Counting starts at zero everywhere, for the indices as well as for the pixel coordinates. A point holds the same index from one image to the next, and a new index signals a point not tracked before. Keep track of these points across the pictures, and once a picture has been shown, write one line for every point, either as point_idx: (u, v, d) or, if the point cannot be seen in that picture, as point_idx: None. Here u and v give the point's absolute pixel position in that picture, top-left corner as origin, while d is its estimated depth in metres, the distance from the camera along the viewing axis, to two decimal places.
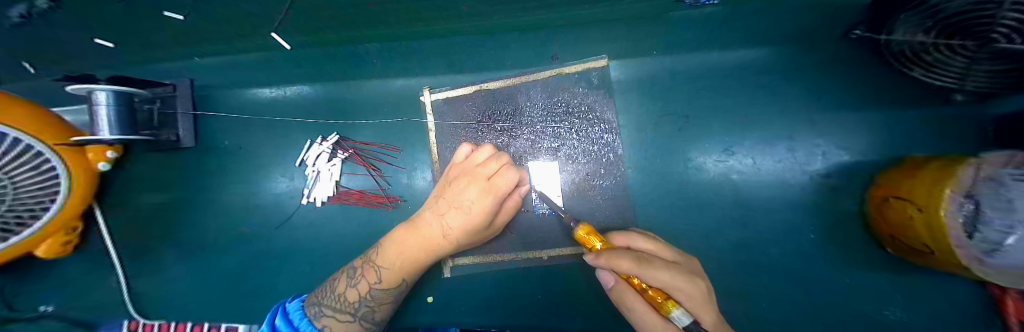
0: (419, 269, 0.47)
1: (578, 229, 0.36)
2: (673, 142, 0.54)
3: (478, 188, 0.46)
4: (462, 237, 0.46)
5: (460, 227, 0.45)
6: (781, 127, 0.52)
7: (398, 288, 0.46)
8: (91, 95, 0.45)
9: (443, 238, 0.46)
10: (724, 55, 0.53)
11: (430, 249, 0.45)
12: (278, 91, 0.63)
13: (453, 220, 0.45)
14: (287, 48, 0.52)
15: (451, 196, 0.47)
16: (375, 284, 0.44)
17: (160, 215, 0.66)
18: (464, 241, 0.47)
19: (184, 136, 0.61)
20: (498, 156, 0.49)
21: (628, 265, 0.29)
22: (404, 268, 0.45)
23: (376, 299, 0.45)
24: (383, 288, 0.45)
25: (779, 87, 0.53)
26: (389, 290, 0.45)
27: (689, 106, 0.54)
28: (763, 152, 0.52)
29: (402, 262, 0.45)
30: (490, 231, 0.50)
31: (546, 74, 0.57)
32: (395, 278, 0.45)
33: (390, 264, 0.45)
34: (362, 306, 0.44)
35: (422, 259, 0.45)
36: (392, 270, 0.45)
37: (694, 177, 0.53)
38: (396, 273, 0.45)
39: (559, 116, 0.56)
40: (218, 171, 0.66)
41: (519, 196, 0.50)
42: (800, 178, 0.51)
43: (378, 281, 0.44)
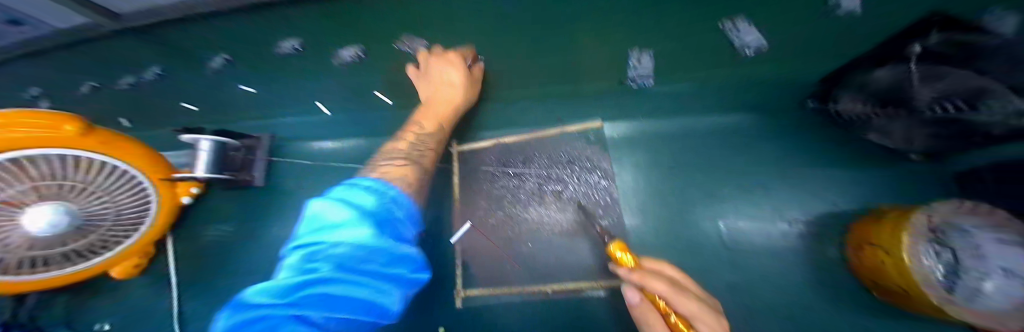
0: (447, 122, 0.59)
1: (613, 245, 0.44)
2: (663, 189, 0.62)
3: (453, 65, 0.57)
4: (470, 82, 0.59)
5: (461, 71, 0.57)
6: (756, 177, 0.60)
7: (434, 135, 0.57)
8: (198, 143, 0.61)
9: (454, 94, 0.58)
10: (698, 118, 0.64)
11: (445, 86, 0.57)
12: (335, 143, 0.78)
13: (451, 74, 0.57)
14: (326, 113, 0.75)
15: (433, 72, 0.58)
16: (421, 131, 0.56)
17: (220, 242, 0.78)
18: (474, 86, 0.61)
19: (257, 176, 0.76)
20: (459, 51, 0.59)
21: (664, 287, 0.34)
22: (436, 111, 0.57)
23: (431, 137, 0.56)
24: (428, 132, 0.56)
25: (750, 144, 0.62)
26: (430, 137, 0.56)
27: (673, 158, 0.64)
28: (744, 199, 0.59)
29: (431, 115, 0.57)
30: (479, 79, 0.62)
31: (551, 131, 0.69)
32: (435, 122, 0.57)
33: (423, 115, 0.58)
34: (414, 150, 0.53)
35: (428, 126, 0.57)
36: (428, 119, 0.57)
37: (685, 219, 0.60)
38: (434, 121, 0.57)
39: (562, 165, 0.67)
40: (274, 205, 0.79)
41: (480, 67, 0.61)
42: (781, 225, 0.56)
43: (423, 129, 0.56)
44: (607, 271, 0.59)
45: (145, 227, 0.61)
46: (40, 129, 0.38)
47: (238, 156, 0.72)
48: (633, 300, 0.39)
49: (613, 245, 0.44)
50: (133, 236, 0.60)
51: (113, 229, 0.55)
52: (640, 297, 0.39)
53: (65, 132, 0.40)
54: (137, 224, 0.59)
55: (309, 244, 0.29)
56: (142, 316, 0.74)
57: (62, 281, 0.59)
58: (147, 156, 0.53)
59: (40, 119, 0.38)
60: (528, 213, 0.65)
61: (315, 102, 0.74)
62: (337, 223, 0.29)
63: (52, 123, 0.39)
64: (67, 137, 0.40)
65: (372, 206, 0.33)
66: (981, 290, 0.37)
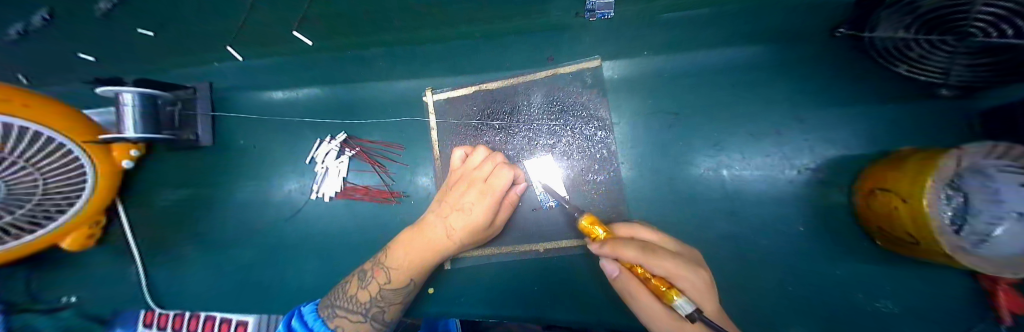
0: (430, 266, 0.49)
1: (581, 220, 0.40)
2: (666, 140, 0.56)
3: (477, 190, 0.49)
4: (465, 238, 0.49)
5: (464, 228, 0.48)
6: (770, 123, 0.53)
7: (401, 288, 0.47)
8: (119, 96, 0.49)
9: (448, 239, 0.48)
10: (712, 54, 0.55)
11: (441, 250, 0.48)
12: (289, 93, 0.67)
13: (456, 221, 0.48)
14: (240, 60, 0.60)
15: (456, 204, 0.49)
16: (385, 285, 0.47)
17: (177, 211, 0.70)
18: (468, 241, 0.50)
19: (203, 135, 0.66)
20: (493, 157, 0.52)
21: (633, 254, 0.33)
22: (414, 268, 0.48)
23: (387, 299, 0.47)
24: (394, 288, 0.47)
25: (768, 84, 0.54)
26: (400, 290, 0.48)
27: (679, 103, 0.56)
28: (754, 147, 0.53)
29: (412, 265, 0.47)
30: (492, 230, 0.52)
31: (541, 74, 0.60)
32: (404, 277, 0.47)
33: (398, 265, 0.47)
34: (373, 306, 0.47)
35: (424, 261, 0.48)
36: (400, 270, 0.47)
37: (687, 173, 0.54)
38: (404, 273, 0.47)
39: (554, 114, 0.59)
40: (231, 168, 0.70)
41: (516, 194, 0.52)
42: (789, 173, 0.52)
43: (388, 282, 0.47)
44: None
45: (83, 196, 0.52)
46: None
47: (175, 112, 0.60)
48: (613, 272, 0.38)
49: (584, 217, 0.40)
50: (73, 205, 0.51)
51: (49, 199, 0.46)
52: (619, 269, 0.38)
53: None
54: (77, 192, 0.50)
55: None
56: (111, 288, 0.69)
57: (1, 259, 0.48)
58: (57, 118, 0.46)
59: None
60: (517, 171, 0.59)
61: (229, 49, 0.55)
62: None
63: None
64: None
65: None
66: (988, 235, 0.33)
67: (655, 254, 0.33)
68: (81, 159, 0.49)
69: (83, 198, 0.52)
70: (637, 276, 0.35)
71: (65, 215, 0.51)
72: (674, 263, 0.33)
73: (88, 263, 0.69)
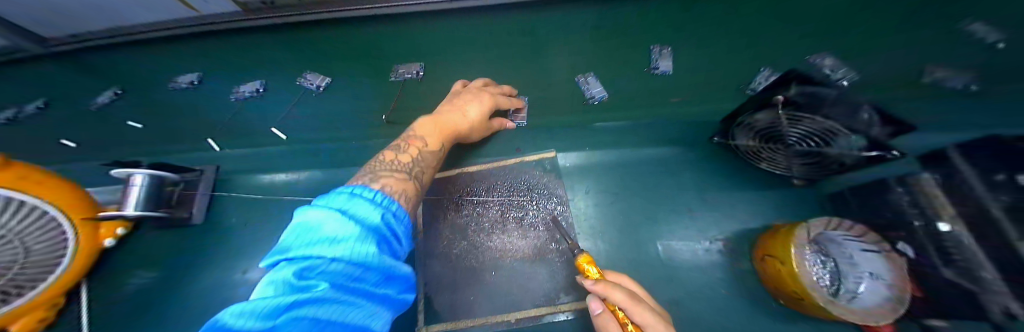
0: (448, 141, 0.57)
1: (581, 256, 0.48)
2: (612, 214, 0.69)
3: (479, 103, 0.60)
4: (478, 124, 0.61)
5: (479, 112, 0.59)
6: (685, 202, 0.69)
7: (435, 156, 0.54)
8: (129, 176, 0.58)
9: (464, 120, 0.58)
10: (636, 151, 0.73)
11: (456, 132, 0.58)
12: (291, 175, 0.78)
13: (472, 109, 0.59)
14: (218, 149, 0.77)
15: (463, 101, 0.60)
16: (423, 147, 0.52)
17: (141, 290, 0.69)
18: (477, 131, 0.62)
19: (197, 212, 0.72)
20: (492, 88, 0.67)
21: (623, 297, 0.39)
22: (443, 134, 0.56)
23: (427, 159, 0.52)
24: (431, 149, 0.53)
25: (680, 172, 0.71)
26: (434, 153, 0.54)
27: (618, 185, 0.71)
28: (678, 221, 0.67)
29: (447, 133, 0.56)
30: (480, 130, 0.64)
31: (511, 161, 0.75)
32: (437, 142, 0.55)
33: (428, 132, 0.55)
34: (415, 165, 0.49)
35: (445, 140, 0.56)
36: (433, 136, 0.55)
37: (630, 241, 0.66)
38: (439, 138, 0.55)
39: (522, 192, 0.72)
40: (215, 244, 0.73)
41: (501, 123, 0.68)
42: (707, 243, 0.64)
43: (425, 145, 0.53)
44: (567, 295, 0.62)
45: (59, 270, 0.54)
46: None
47: (174, 192, 0.68)
48: (597, 309, 0.45)
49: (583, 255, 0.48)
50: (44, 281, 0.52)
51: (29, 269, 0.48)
52: (602, 308, 0.45)
53: None
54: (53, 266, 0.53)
55: (308, 240, 0.26)
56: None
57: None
58: (62, 191, 0.52)
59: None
60: (492, 240, 0.68)
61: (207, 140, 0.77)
62: (336, 237, 0.25)
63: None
64: None
65: None
66: (855, 292, 0.51)
67: (642, 305, 0.39)
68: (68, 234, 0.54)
69: (61, 270, 0.55)
70: (618, 318, 0.42)
71: (34, 291, 0.51)
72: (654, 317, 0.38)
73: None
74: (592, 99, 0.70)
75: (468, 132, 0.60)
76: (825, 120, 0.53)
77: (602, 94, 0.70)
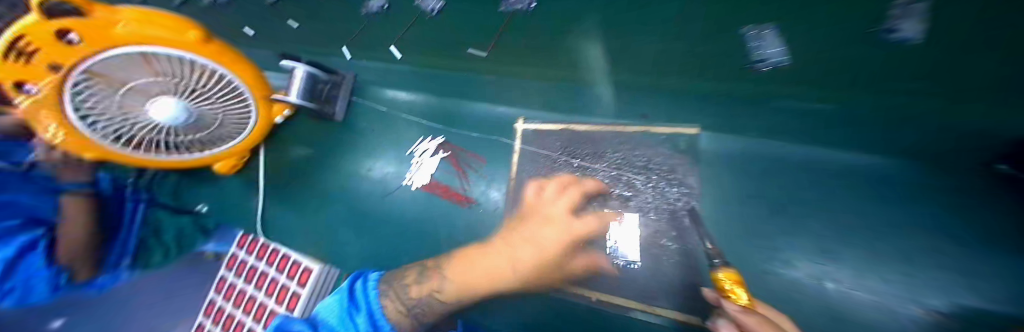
0: (491, 293, 0.55)
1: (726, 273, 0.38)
2: (755, 227, 0.53)
3: (558, 229, 0.53)
4: (528, 274, 0.53)
5: (533, 259, 0.52)
6: (900, 244, 0.45)
7: (456, 303, 0.55)
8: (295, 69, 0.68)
9: (511, 269, 0.53)
10: (822, 153, 0.54)
11: (502, 276, 0.54)
12: (408, 95, 0.79)
13: (523, 252, 0.53)
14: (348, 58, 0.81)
15: (518, 236, 0.56)
16: (437, 291, 0.55)
17: (293, 163, 0.86)
18: (528, 276, 0.53)
19: (338, 112, 0.80)
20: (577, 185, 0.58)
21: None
22: (467, 283, 0.55)
23: (431, 306, 0.55)
24: (444, 298, 0.55)
25: (899, 201, 0.48)
26: (442, 302, 0.55)
27: (779, 193, 0.54)
28: (877, 271, 0.45)
29: (469, 285, 0.54)
30: (560, 276, 0.53)
31: (633, 128, 0.63)
32: (455, 295, 0.55)
33: (456, 276, 0.56)
34: (418, 304, 0.54)
35: (482, 279, 0.54)
36: (454, 283, 0.55)
37: (771, 266, 0.50)
38: (457, 289, 0.55)
39: (638, 168, 0.59)
40: (343, 144, 0.82)
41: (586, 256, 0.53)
42: (914, 310, 0.42)
43: (439, 290, 0.55)
44: (667, 298, 0.49)
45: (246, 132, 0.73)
46: (170, 30, 0.47)
47: (325, 90, 0.78)
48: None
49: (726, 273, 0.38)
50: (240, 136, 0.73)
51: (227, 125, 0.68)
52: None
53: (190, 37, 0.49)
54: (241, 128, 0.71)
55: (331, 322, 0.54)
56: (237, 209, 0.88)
57: (179, 163, 0.73)
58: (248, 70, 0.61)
59: (170, 24, 0.48)
60: (585, 212, 0.56)
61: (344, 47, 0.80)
62: None
63: (181, 27, 0.49)
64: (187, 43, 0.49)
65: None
66: None
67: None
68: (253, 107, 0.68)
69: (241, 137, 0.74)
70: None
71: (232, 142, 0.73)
72: None
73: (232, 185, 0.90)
74: (762, 64, 0.52)
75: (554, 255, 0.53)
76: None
77: (783, 56, 0.51)
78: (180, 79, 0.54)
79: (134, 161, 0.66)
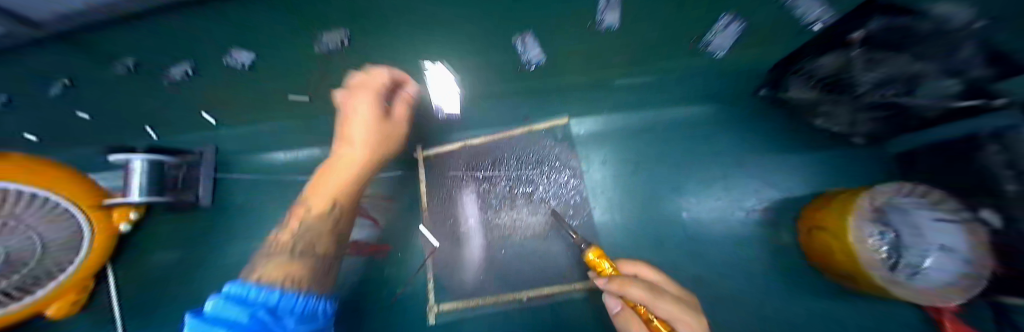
0: (355, 188, 0.48)
1: (590, 252, 0.42)
2: (630, 185, 0.62)
3: (370, 94, 0.50)
4: (370, 142, 0.48)
5: (358, 130, 0.48)
6: (721, 169, 0.60)
7: (325, 201, 0.46)
8: (129, 163, 0.55)
9: (347, 147, 0.48)
10: (665, 111, 0.63)
11: (347, 174, 0.47)
12: (289, 154, 0.72)
13: (357, 129, 0.48)
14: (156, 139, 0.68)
15: (347, 130, 0.50)
16: (309, 212, 0.46)
17: (162, 272, 0.69)
18: (376, 140, 0.49)
19: (203, 195, 0.69)
20: (365, 73, 0.53)
21: (641, 295, 0.33)
22: (329, 186, 0.47)
23: (313, 227, 0.45)
24: (316, 212, 0.46)
25: (715, 135, 0.62)
26: (323, 212, 0.46)
27: (641, 154, 0.63)
28: (709, 192, 0.59)
29: (319, 193, 0.47)
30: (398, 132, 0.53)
31: (518, 131, 0.66)
32: (323, 197, 0.46)
33: (310, 196, 0.48)
34: (296, 243, 0.43)
35: (336, 186, 0.46)
36: (317, 195, 0.47)
37: (652, 213, 0.60)
38: (337, 189, 0.47)
39: (532, 165, 0.65)
40: (227, 228, 0.71)
41: (405, 96, 0.54)
42: (741, 214, 0.57)
43: (312, 206, 0.46)
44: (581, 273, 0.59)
45: (77, 258, 0.51)
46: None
47: (180, 173, 0.65)
48: (614, 309, 0.40)
49: (591, 250, 0.42)
50: (68, 268, 0.50)
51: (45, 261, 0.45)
52: (620, 305, 0.40)
53: None
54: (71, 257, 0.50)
55: None
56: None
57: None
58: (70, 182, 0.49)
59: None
60: (500, 218, 0.63)
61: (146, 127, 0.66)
62: None
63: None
64: None
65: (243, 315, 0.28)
66: (919, 266, 0.41)
67: (661, 296, 0.34)
68: (79, 221, 0.50)
69: (76, 264, 0.51)
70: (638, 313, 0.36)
71: (57, 279, 0.49)
72: (677, 306, 0.33)
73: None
74: (528, 65, 0.60)
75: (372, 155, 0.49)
76: (919, 60, 0.37)
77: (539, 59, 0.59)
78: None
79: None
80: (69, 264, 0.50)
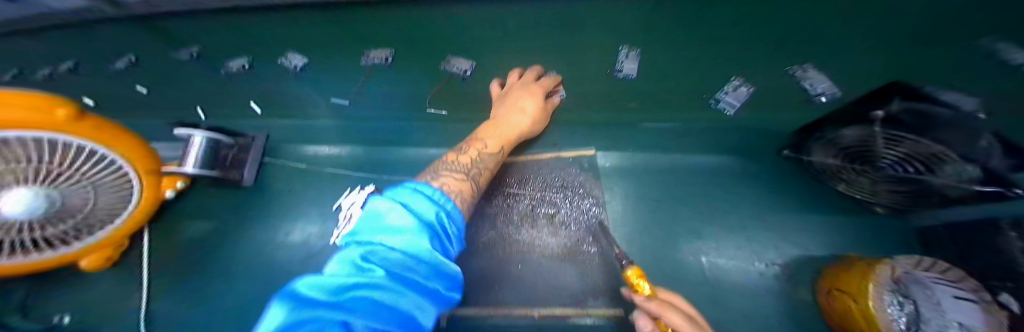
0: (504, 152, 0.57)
1: (630, 271, 0.45)
2: (650, 221, 0.64)
3: (528, 94, 0.60)
4: (536, 119, 0.59)
5: (531, 112, 0.58)
6: (737, 216, 0.63)
7: (495, 153, 0.54)
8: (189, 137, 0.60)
9: (522, 116, 0.58)
10: (686, 157, 0.68)
11: (514, 133, 0.57)
12: (334, 149, 0.78)
13: (528, 103, 0.58)
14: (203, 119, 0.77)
15: (512, 106, 0.58)
16: (484, 150, 0.53)
17: (194, 241, 0.73)
18: (535, 124, 0.61)
19: (247, 176, 0.73)
20: (533, 76, 0.64)
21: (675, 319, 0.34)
22: (504, 138, 0.56)
23: (483, 161, 0.51)
24: (491, 152, 0.53)
25: (736, 185, 0.66)
26: (494, 156, 0.54)
27: (660, 192, 0.66)
28: (726, 239, 0.61)
29: (502, 139, 0.55)
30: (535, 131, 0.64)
31: (546, 155, 0.71)
32: (499, 145, 0.55)
33: (491, 139, 0.55)
34: (476, 168, 0.49)
35: (495, 136, 0.55)
36: (494, 140, 0.55)
37: (671, 250, 0.61)
38: (501, 141, 0.55)
39: (556, 188, 0.69)
40: (263, 208, 0.75)
41: (553, 101, 0.64)
42: (759, 266, 0.58)
43: (486, 147, 0.53)
44: (598, 299, 0.58)
45: (123, 216, 0.56)
46: (30, 110, 0.35)
47: (230, 154, 0.70)
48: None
49: (631, 269, 0.45)
50: (112, 224, 0.55)
51: (97, 215, 0.51)
52: (649, 328, 0.39)
53: (55, 116, 0.37)
54: (119, 214, 0.55)
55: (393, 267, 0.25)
56: (75, 321, 0.63)
57: (27, 270, 0.52)
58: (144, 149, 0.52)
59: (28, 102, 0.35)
60: (520, 235, 0.66)
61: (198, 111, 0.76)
62: (398, 228, 0.28)
63: (40, 104, 0.37)
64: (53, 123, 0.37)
65: (431, 217, 0.31)
66: None
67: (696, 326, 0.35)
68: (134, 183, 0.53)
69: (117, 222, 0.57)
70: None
71: (94, 235, 0.55)
72: None
73: (75, 289, 0.66)
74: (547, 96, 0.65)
75: (525, 134, 0.60)
76: (934, 143, 0.45)
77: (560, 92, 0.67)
78: (39, 163, 0.39)
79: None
80: (115, 220, 0.55)
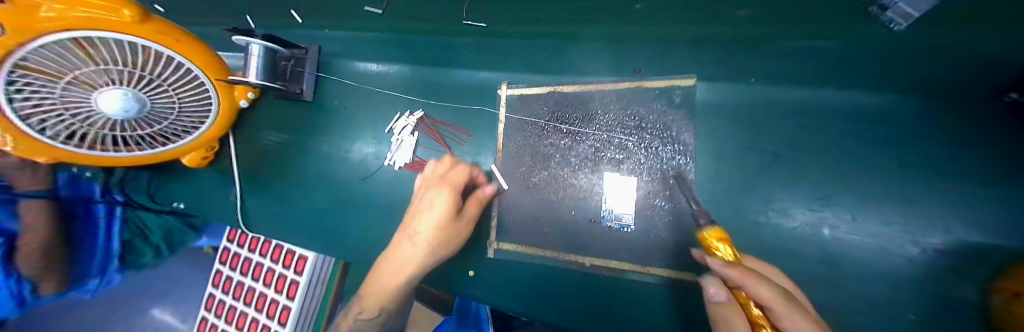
0: (397, 297, 0.56)
1: (709, 230, 0.35)
2: (750, 179, 0.51)
3: (439, 192, 0.53)
4: (432, 252, 0.54)
5: (427, 237, 0.53)
6: (893, 183, 0.46)
7: (373, 307, 0.56)
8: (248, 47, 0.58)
9: (409, 259, 0.54)
10: (836, 96, 0.48)
11: (412, 266, 0.54)
12: (382, 67, 0.72)
13: (427, 232, 0.53)
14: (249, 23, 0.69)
15: (417, 218, 0.55)
16: (360, 314, 0.56)
17: (266, 151, 0.78)
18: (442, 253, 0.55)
19: (306, 92, 0.72)
20: (443, 166, 0.57)
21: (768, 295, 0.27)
22: (381, 299, 0.55)
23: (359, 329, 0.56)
24: (366, 317, 0.56)
25: (914, 141, 0.46)
26: (373, 318, 0.56)
27: (780, 144, 0.51)
28: (861, 211, 0.46)
29: (381, 299, 0.55)
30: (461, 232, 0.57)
31: (625, 85, 0.57)
32: (374, 306, 0.56)
33: (374, 293, 0.56)
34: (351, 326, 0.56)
35: (393, 286, 0.55)
36: (372, 299, 0.56)
37: (775, 217, 0.49)
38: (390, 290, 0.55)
39: (631, 129, 0.56)
40: (320, 125, 0.76)
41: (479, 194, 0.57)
42: (910, 249, 0.44)
43: (362, 312, 0.56)
44: (661, 259, 0.53)
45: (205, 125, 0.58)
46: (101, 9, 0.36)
47: (287, 66, 0.69)
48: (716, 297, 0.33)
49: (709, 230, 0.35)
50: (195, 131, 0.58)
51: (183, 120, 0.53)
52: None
53: (122, 16, 0.38)
54: (201, 120, 0.57)
55: None
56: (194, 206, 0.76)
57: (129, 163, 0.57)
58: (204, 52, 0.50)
59: None
60: (578, 179, 0.58)
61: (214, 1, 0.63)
62: None
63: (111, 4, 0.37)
64: (126, 23, 0.38)
65: None
66: None
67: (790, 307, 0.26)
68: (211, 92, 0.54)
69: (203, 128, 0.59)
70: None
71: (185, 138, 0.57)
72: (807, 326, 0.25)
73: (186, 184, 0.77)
74: None
75: (422, 266, 0.55)
76: None
77: None
78: (127, 67, 0.41)
79: (91, 161, 0.52)
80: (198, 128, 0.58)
